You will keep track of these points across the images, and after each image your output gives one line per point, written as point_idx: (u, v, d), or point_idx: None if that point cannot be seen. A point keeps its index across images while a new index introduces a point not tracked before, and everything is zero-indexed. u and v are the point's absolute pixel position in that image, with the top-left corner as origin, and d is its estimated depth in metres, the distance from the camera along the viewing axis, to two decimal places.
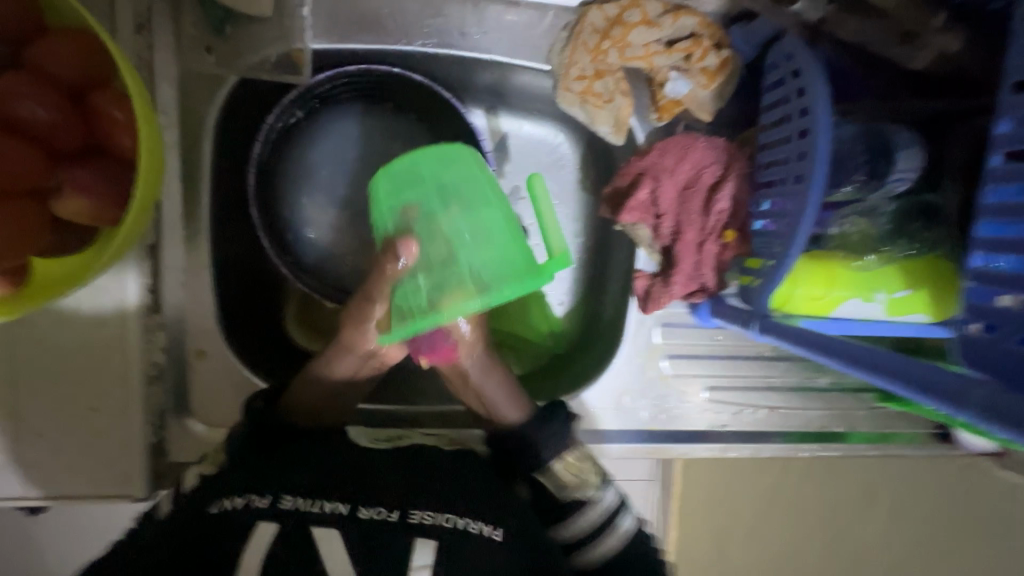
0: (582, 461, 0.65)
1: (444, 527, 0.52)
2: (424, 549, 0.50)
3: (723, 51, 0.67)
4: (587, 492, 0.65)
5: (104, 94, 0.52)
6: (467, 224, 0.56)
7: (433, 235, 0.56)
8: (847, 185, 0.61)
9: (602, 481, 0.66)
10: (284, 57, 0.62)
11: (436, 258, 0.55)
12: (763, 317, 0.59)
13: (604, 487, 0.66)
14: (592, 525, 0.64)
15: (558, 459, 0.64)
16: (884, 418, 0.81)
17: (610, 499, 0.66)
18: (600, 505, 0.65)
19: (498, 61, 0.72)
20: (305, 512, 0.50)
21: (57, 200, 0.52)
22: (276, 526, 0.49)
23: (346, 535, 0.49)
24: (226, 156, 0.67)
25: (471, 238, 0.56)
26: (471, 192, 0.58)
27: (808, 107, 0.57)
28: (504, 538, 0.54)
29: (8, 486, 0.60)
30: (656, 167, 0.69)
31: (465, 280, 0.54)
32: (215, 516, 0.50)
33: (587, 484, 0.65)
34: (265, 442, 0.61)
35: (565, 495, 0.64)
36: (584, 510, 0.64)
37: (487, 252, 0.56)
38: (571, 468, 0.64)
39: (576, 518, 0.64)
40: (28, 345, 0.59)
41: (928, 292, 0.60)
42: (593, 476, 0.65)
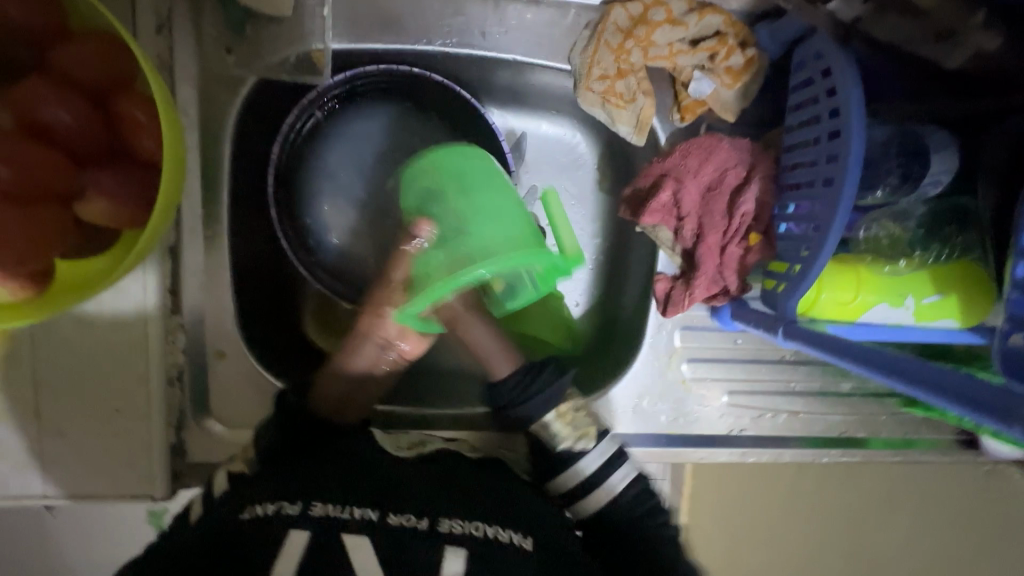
0: (578, 414, 0.66)
1: (473, 535, 0.52)
2: (455, 556, 0.50)
3: (748, 50, 0.66)
4: (583, 444, 0.66)
5: (126, 97, 0.52)
6: (474, 205, 0.58)
7: (446, 216, 0.59)
8: (879, 189, 0.61)
9: (600, 434, 0.67)
10: (304, 57, 0.62)
11: (450, 235, 0.58)
12: (789, 322, 0.58)
13: (600, 439, 0.67)
14: (580, 477, 0.66)
15: (553, 413, 0.65)
16: (906, 423, 0.80)
17: (606, 451, 0.66)
18: (594, 459, 0.66)
19: (519, 61, 0.71)
20: (336, 517, 0.51)
21: (80, 204, 0.52)
22: (309, 534, 0.49)
23: (377, 542, 0.50)
24: (246, 157, 0.67)
25: (476, 217, 0.58)
26: (474, 178, 0.60)
27: (839, 108, 0.55)
28: (532, 548, 0.55)
29: (32, 485, 0.60)
30: (678, 169, 0.68)
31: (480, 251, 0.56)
32: (246, 523, 0.51)
33: (583, 434, 0.66)
34: (295, 447, 0.60)
35: (560, 447, 0.66)
36: (576, 466, 0.66)
37: (497, 228, 0.57)
38: (565, 422, 0.65)
39: (568, 472, 0.66)
40: (52, 346, 0.59)
41: (958, 297, 0.58)
42: (590, 428, 0.66)
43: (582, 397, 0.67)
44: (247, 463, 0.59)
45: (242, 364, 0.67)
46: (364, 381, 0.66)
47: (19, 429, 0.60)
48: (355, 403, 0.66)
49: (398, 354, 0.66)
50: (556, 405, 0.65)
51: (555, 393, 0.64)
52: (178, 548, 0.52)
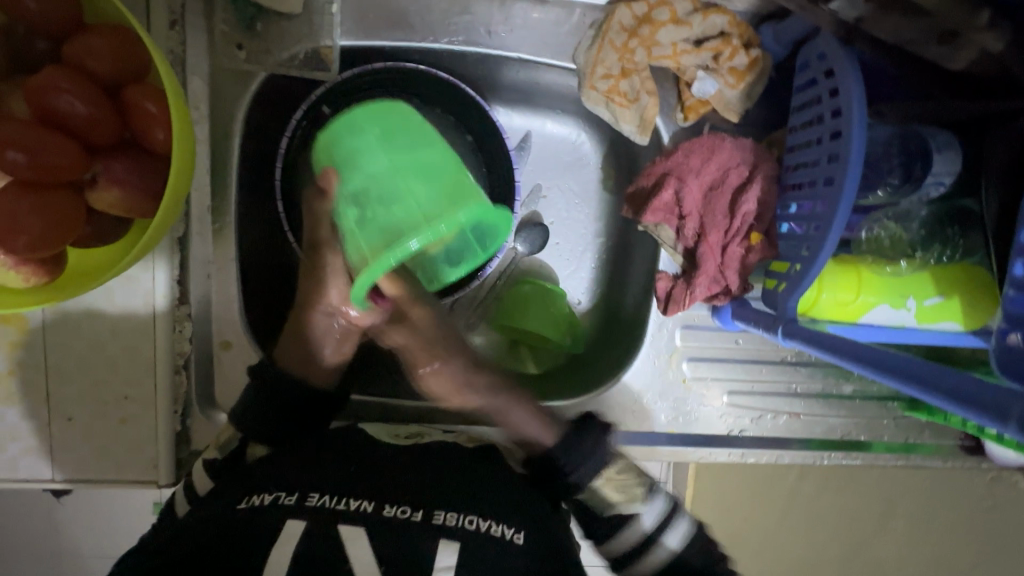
0: (623, 478, 0.64)
1: (466, 528, 0.53)
2: (446, 549, 0.51)
3: (752, 51, 0.66)
4: (632, 509, 0.63)
5: (138, 89, 0.53)
6: (399, 168, 0.52)
7: (352, 177, 0.54)
8: (880, 189, 0.62)
9: (648, 494, 0.64)
10: (313, 54, 0.65)
11: (367, 199, 0.53)
12: (789, 321, 0.58)
13: (650, 499, 0.64)
14: (633, 539, 0.62)
15: (600, 479, 0.62)
16: (909, 428, 0.79)
17: (659, 510, 0.63)
18: (647, 519, 0.63)
19: (525, 60, 0.71)
20: (331, 509, 0.52)
21: (93, 191, 0.53)
22: (304, 523, 0.50)
23: (370, 531, 0.51)
24: (255, 151, 0.69)
25: (397, 186, 0.52)
26: (397, 139, 0.54)
27: (840, 108, 0.56)
28: (524, 541, 0.55)
29: (41, 468, 0.62)
30: (680, 167, 0.68)
31: (402, 225, 0.50)
32: (242, 512, 0.52)
33: (632, 496, 0.63)
34: (266, 414, 0.61)
35: (609, 511, 0.63)
36: (628, 527, 0.63)
37: (413, 207, 0.51)
38: (612, 484, 0.63)
39: (618, 535, 0.63)
40: (63, 333, 0.61)
41: (959, 298, 0.58)
42: (638, 491, 0.64)
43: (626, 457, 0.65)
44: (223, 451, 0.61)
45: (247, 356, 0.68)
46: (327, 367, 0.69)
47: (29, 414, 0.61)
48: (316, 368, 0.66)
49: (347, 320, 0.67)
50: (604, 471, 0.62)
51: (599, 460, 0.62)
52: (176, 532, 0.53)
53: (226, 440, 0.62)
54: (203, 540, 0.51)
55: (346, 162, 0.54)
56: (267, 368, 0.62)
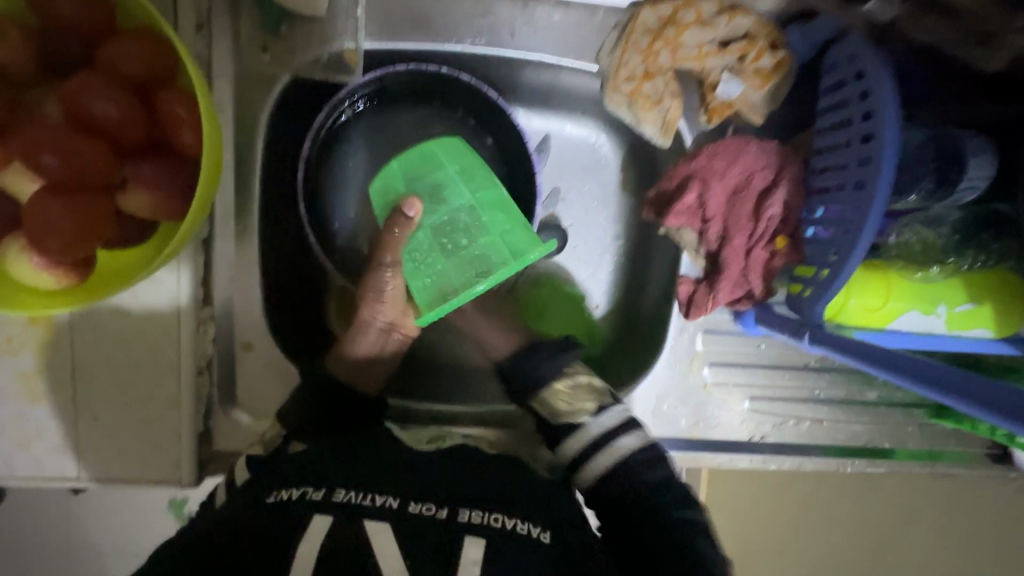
0: (575, 390, 0.69)
1: (491, 526, 0.53)
2: (473, 545, 0.51)
3: (779, 52, 0.64)
4: (580, 417, 0.68)
5: (167, 93, 0.53)
6: (478, 210, 0.64)
7: (435, 210, 0.65)
8: (912, 195, 0.59)
9: (598, 408, 0.68)
10: (336, 55, 0.65)
11: (450, 231, 0.64)
12: (816, 327, 0.57)
13: (600, 413, 0.68)
14: (584, 442, 0.67)
15: (550, 385, 0.69)
16: (934, 435, 0.78)
17: (607, 421, 0.67)
18: (592, 427, 0.67)
19: (547, 61, 0.71)
20: (358, 504, 0.52)
21: (123, 194, 0.54)
22: (332, 518, 0.50)
23: (397, 529, 0.51)
24: (277, 153, 0.69)
25: (475, 226, 0.64)
26: (473, 181, 0.66)
27: (872, 111, 0.55)
28: (551, 541, 0.54)
29: (67, 466, 0.63)
30: (705, 170, 0.68)
31: (480, 260, 0.62)
32: (270, 506, 0.52)
33: (582, 406, 0.68)
34: (314, 418, 0.65)
35: (561, 418, 0.68)
36: (579, 431, 0.67)
37: (490, 243, 0.63)
38: (563, 394, 0.69)
39: (571, 440, 0.68)
40: (90, 333, 0.61)
41: (991, 308, 0.58)
42: (588, 404, 0.68)
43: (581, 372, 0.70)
44: (264, 447, 0.62)
45: (268, 357, 0.68)
46: (350, 363, 0.69)
47: (56, 413, 0.62)
48: (359, 374, 0.70)
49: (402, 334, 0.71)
50: (557, 380, 0.69)
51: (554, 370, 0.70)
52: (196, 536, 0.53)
53: (269, 439, 0.63)
54: (231, 533, 0.51)
55: (431, 197, 0.65)
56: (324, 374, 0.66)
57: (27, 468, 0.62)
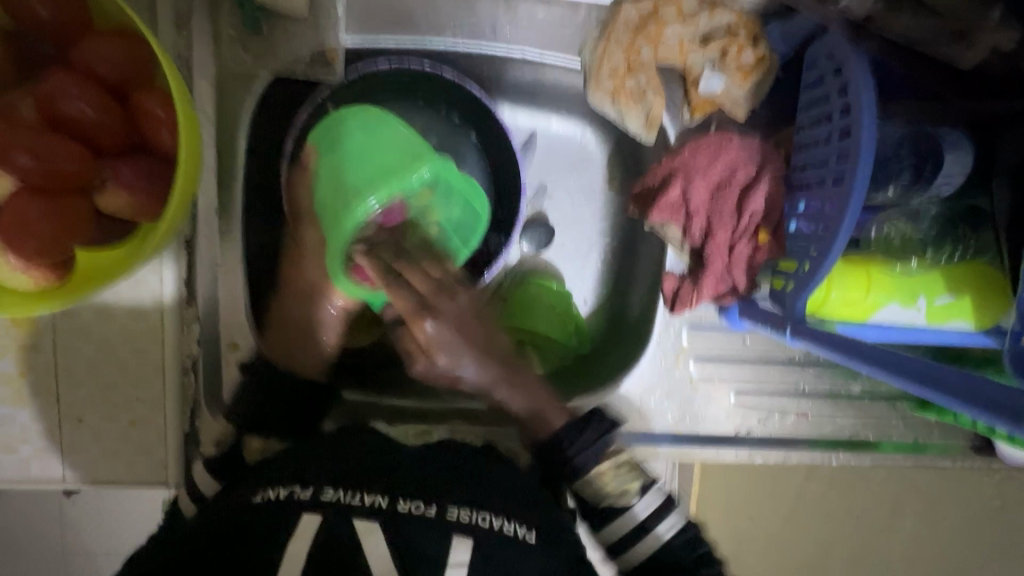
0: (620, 469, 0.67)
1: (481, 526, 0.53)
2: (461, 546, 0.51)
3: (760, 48, 0.65)
4: (626, 499, 0.66)
5: (145, 92, 0.53)
6: (366, 148, 0.64)
7: (328, 158, 0.65)
8: (891, 188, 0.60)
9: (643, 488, 0.66)
10: (318, 54, 0.64)
11: (339, 174, 0.64)
12: (797, 321, 0.58)
13: (645, 492, 0.66)
14: (627, 529, 0.65)
15: (595, 469, 0.66)
16: (917, 427, 0.79)
17: (652, 504, 0.66)
18: (638, 515, 0.66)
19: (529, 58, 0.71)
20: (346, 504, 0.52)
21: (100, 194, 0.53)
22: (320, 518, 0.50)
23: (387, 529, 0.51)
24: (261, 152, 0.69)
25: (357, 163, 0.64)
26: (375, 132, 0.64)
27: (851, 104, 0.55)
28: (537, 541, 0.55)
29: (52, 468, 0.62)
30: (686, 166, 0.68)
31: (358, 190, 0.63)
32: (259, 506, 0.52)
33: (627, 489, 0.66)
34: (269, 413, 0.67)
35: (603, 502, 0.66)
36: (624, 515, 0.65)
37: (364, 175, 0.64)
38: (608, 477, 0.66)
39: (615, 525, 0.66)
40: (72, 335, 0.61)
41: (970, 298, 0.58)
42: (633, 484, 0.66)
43: (624, 451, 0.68)
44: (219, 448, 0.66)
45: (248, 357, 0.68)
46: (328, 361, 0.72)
47: (39, 415, 0.62)
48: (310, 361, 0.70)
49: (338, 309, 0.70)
50: (600, 460, 0.66)
51: (596, 447, 0.66)
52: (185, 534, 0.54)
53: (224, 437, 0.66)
54: (224, 528, 0.52)
55: (330, 145, 0.65)
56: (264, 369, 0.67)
57: (11, 472, 0.62)
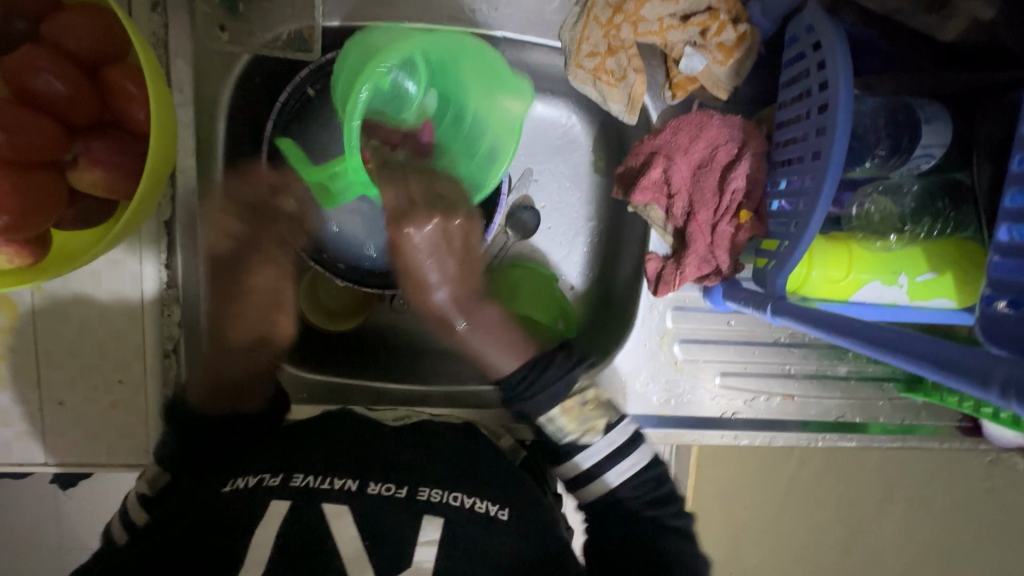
0: (585, 409, 0.66)
1: (451, 504, 0.53)
2: (432, 524, 0.51)
3: (740, 25, 0.65)
4: (587, 436, 0.66)
5: (118, 70, 0.53)
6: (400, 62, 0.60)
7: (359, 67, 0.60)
8: (868, 162, 0.60)
9: (607, 426, 0.67)
10: (297, 33, 0.65)
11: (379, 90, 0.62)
12: (778, 299, 0.57)
13: (609, 431, 0.66)
14: (580, 469, 0.66)
15: (559, 408, 0.65)
16: (905, 409, 0.79)
17: (613, 443, 0.66)
18: (594, 453, 0.66)
19: (510, 39, 0.70)
20: (316, 488, 0.52)
21: (74, 171, 0.54)
22: (288, 502, 0.50)
23: (357, 511, 0.50)
24: (242, 135, 0.69)
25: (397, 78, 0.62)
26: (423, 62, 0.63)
27: (828, 79, 0.55)
28: (510, 517, 0.55)
29: (34, 451, 0.62)
30: (669, 145, 0.68)
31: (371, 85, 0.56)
32: (228, 496, 0.52)
33: (590, 428, 0.66)
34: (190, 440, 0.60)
35: (565, 439, 0.66)
36: (585, 452, 0.66)
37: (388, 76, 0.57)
38: (571, 416, 0.65)
39: (570, 462, 0.66)
40: (50, 317, 0.61)
41: (952, 275, 0.57)
42: (598, 422, 0.66)
43: (590, 388, 0.67)
44: (151, 485, 0.60)
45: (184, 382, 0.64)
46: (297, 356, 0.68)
47: (19, 399, 0.61)
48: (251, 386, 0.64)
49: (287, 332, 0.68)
50: (562, 401, 0.65)
51: (558, 391, 0.65)
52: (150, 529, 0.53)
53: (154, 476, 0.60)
54: (188, 519, 0.51)
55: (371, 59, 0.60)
56: (181, 414, 0.61)
57: None
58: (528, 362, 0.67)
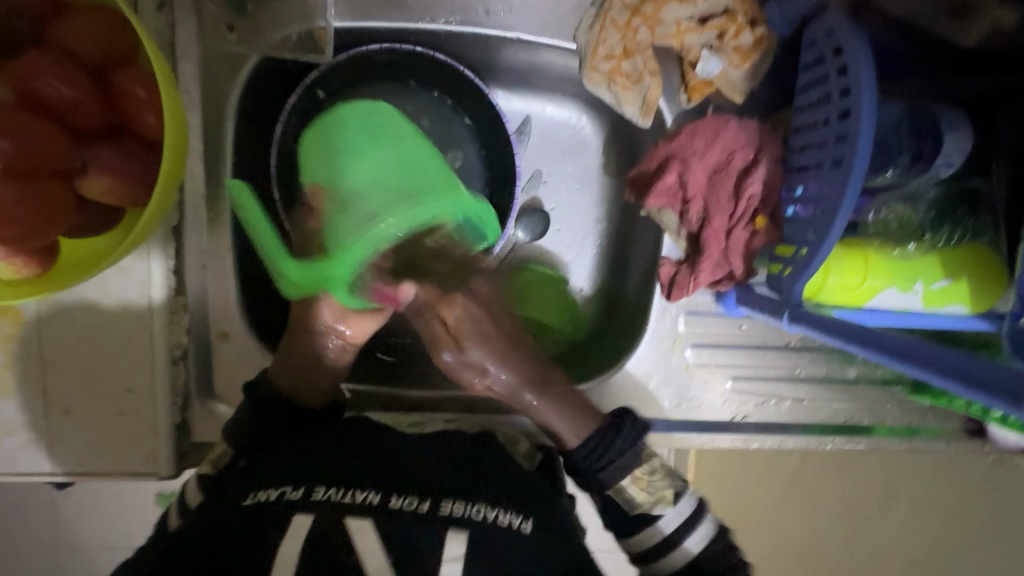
0: (654, 479, 0.63)
1: (474, 518, 0.52)
2: (456, 540, 0.50)
3: (757, 29, 0.64)
4: (659, 505, 0.63)
5: (127, 74, 0.52)
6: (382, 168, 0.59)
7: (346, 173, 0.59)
8: (890, 169, 0.60)
9: (676, 495, 0.63)
10: (307, 35, 0.63)
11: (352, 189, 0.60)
12: (795, 307, 0.57)
13: (679, 500, 0.63)
14: (658, 539, 0.62)
15: (631, 480, 0.62)
16: (912, 412, 0.79)
17: (685, 513, 0.63)
18: (669, 523, 0.62)
19: (523, 39, 0.69)
20: (338, 502, 0.51)
21: (85, 179, 0.52)
22: (311, 517, 0.50)
23: (381, 525, 0.50)
24: (250, 137, 0.67)
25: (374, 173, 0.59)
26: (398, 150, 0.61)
27: (851, 86, 0.54)
28: (533, 530, 0.54)
29: (40, 460, 0.61)
30: (684, 150, 0.67)
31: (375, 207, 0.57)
32: (248, 509, 0.52)
33: (660, 498, 0.63)
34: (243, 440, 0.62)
35: (635, 510, 0.63)
36: (658, 522, 0.62)
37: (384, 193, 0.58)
38: (642, 486, 0.63)
39: (646, 532, 0.63)
40: (56, 324, 0.60)
41: (967, 278, 0.57)
42: (667, 492, 0.63)
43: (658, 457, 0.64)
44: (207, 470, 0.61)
45: (241, 383, 0.68)
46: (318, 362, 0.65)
47: (27, 408, 0.60)
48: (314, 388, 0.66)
49: (342, 341, 0.66)
50: (633, 470, 0.63)
51: (630, 458, 0.63)
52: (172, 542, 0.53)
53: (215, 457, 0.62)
54: (211, 533, 0.51)
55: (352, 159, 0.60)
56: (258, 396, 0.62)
57: None
58: (597, 427, 0.64)
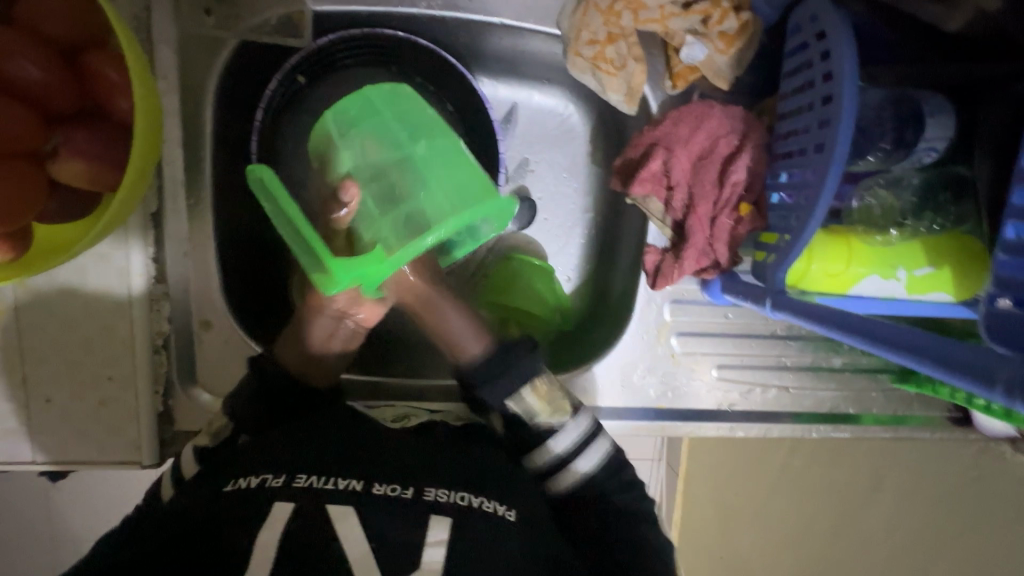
0: (552, 390, 0.64)
1: (457, 504, 0.52)
2: (439, 524, 0.50)
3: (742, 14, 0.63)
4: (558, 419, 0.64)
5: (100, 57, 0.51)
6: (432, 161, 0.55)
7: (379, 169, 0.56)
8: (870, 156, 0.60)
9: (574, 409, 0.65)
10: (285, 18, 0.63)
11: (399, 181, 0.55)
12: (777, 294, 0.57)
13: (577, 414, 0.65)
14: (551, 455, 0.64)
15: (528, 388, 0.63)
16: (898, 400, 0.79)
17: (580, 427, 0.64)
18: (564, 440, 0.64)
19: (507, 25, 0.68)
20: (320, 489, 0.51)
21: (54, 162, 0.52)
22: (293, 504, 0.50)
23: (363, 513, 0.50)
24: (230, 124, 0.66)
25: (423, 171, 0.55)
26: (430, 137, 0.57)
27: (833, 70, 0.53)
28: (516, 518, 0.54)
29: (21, 449, 0.61)
30: (668, 136, 0.67)
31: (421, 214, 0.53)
32: (229, 495, 0.51)
33: (558, 408, 0.64)
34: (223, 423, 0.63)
35: (533, 421, 0.64)
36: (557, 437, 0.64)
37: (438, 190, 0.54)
38: (541, 397, 0.64)
39: (542, 449, 0.64)
40: (34, 312, 0.59)
41: (950, 269, 0.57)
42: (565, 404, 0.64)
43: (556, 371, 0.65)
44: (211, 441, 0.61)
45: (223, 372, 0.67)
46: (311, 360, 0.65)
47: (6, 396, 0.60)
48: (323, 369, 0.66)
49: (354, 323, 0.66)
50: (532, 380, 0.63)
51: (528, 367, 0.63)
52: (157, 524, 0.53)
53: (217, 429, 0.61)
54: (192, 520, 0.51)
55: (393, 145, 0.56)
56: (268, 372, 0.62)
57: None
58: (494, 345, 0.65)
